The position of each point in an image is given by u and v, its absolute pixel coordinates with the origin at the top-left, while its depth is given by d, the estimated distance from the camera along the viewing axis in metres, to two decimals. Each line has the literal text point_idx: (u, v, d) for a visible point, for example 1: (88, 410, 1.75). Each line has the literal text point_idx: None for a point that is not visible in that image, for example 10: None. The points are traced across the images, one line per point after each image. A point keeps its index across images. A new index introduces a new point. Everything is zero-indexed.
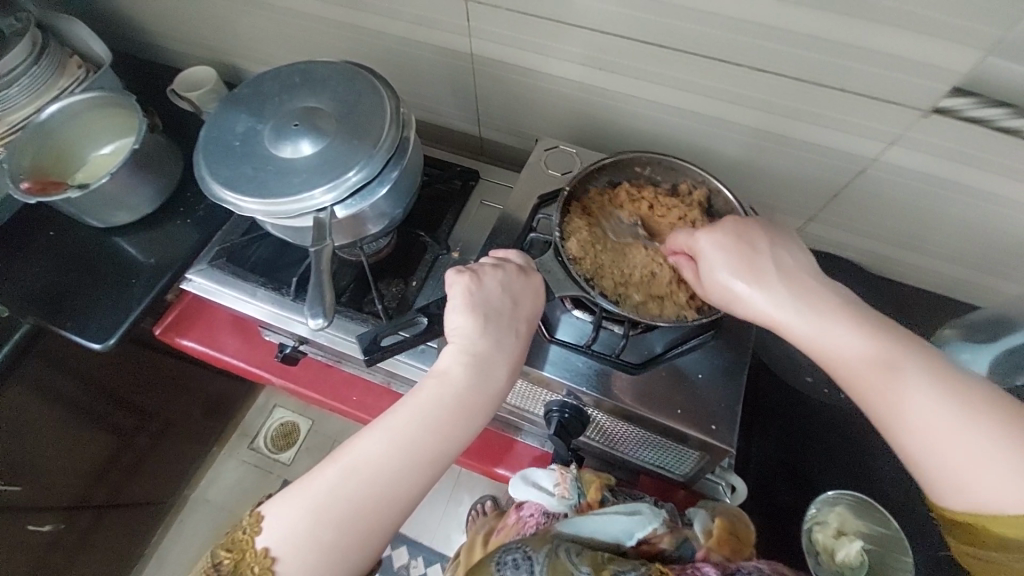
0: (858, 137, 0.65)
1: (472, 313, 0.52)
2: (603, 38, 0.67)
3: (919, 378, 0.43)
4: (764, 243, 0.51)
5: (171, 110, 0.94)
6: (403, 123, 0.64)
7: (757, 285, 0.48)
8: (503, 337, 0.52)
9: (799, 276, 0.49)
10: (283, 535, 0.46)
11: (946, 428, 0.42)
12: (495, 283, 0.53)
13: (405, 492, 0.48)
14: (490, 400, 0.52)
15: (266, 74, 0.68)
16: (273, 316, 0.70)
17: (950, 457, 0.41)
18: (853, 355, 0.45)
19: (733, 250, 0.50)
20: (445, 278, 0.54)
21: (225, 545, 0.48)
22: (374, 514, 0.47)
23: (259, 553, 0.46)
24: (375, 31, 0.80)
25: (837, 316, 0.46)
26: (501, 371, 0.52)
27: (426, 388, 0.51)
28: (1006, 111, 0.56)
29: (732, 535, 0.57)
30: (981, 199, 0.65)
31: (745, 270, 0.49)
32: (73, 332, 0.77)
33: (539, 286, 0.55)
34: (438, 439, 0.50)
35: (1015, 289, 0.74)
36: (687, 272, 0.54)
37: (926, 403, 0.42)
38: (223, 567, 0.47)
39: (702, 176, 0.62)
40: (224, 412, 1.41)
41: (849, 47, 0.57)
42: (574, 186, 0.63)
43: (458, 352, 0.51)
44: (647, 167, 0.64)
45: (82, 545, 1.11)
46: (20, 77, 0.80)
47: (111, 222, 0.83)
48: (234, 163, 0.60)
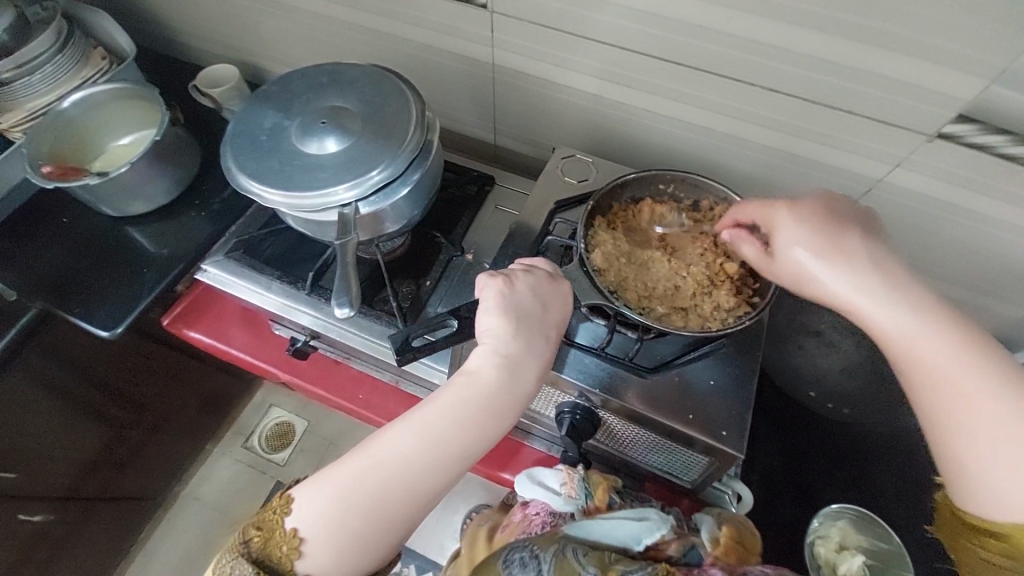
0: (865, 158, 0.67)
1: (505, 315, 0.52)
2: (622, 53, 0.69)
3: (976, 381, 0.42)
4: (850, 226, 0.50)
5: (191, 105, 0.96)
6: (426, 127, 0.65)
7: (828, 266, 0.48)
8: (534, 341, 0.53)
9: (885, 261, 0.47)
10: (310, 519, 0.48)
11: (1004, 437, 0.41)
12: (526, 287, 0.54)
13: (430, 487, 0.49)
14: (518, 403, 0.52)
15: (294, 73, 0.70)
16: (285, 309, 0.71)
17: (997, 465, 0.41)
18: (924, 349, 0.44)
19: (812, 231, 0.50)
20: (477, 282, 0.55)
21: (253, 524, 0.49)
22: (401, 505, 0.48)
23: (287, 534, 0.48)
24: (398, 37, 0.82)
25: (915, 306, 0.45)
26: (531, 375, 0.52)
27: (456, 387, 0.51)
28: (1008, 138, 0.58)
29: (739, 543, 0.57)
30: (981, 223, 0.68)
31: (820, 250, 0.49)
32: (82, 318, 0.77)
33: (569, 293, 0.56)
34: (465, 438, 0.50)
35: (1011, 312, 0.77)
36: (748, 250, 0.54)
37: (989, 409, 0.41)
38: (252, 544, 0.49)
39: (726, 194, 0.63)
40: (221, 410, 1.40)
41: (860, 72, 0.59)
42: (598, 201, 0.64)
43: (489, 353, 0.52)
44: (670, 184, 0.66)
45: (70, 538, 1.09)
46: (44, 65, 0.82)
47: (126, 211, 0.83)
48: (260, 156, 0.62)
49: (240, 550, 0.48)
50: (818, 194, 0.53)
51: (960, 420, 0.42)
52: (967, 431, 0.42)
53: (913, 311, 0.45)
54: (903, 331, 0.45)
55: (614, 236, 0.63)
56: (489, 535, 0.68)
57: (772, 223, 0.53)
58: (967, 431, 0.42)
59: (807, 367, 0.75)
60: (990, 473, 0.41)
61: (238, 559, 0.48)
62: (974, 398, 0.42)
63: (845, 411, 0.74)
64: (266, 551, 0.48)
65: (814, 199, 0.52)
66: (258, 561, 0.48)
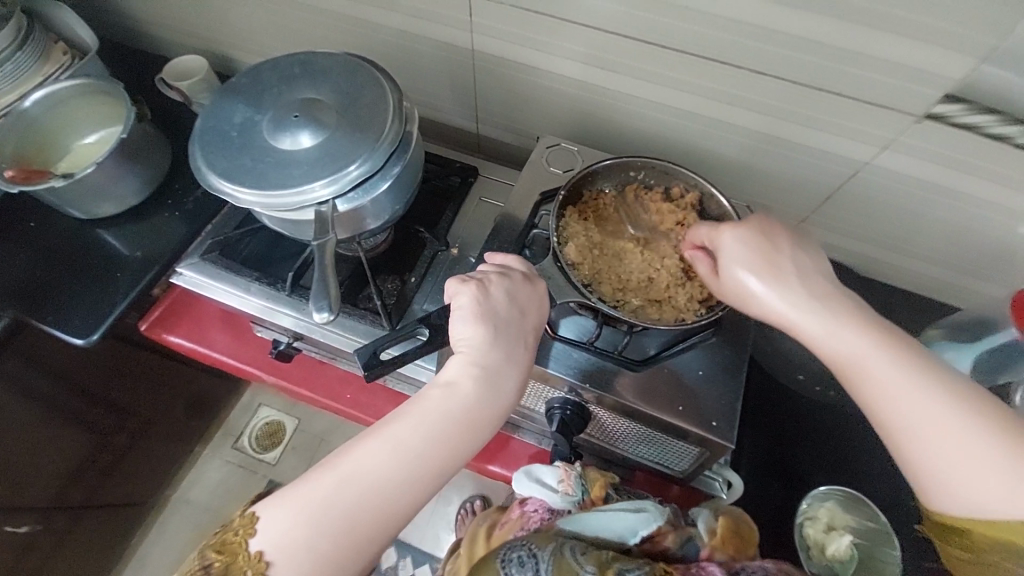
0: (854, 141, 0.66)
1: (481, 323, 0.51)
2: (605, 37, 0.67)
3: (910, 377, 0.43)
4: (785, 243, 0.50)
5: (159, 100, 0.92)
6: (405, 118, 0.63)
7: (768, 285, 0.48)
8: (514, 349, 0.52)
9: (813, 276, 0.49)
10: (278, 541, 0.45)
11: (945, 425, 0.42)
12: (503, 292, 0.52)
13: (407, 503, 0.48)
14: (497, 413, 0.51)
15: (264, 64, 0.66)
16: (266, 311, 0.69)
17: (948, 459, 0.41)
18: (860, 354, 0.45)
19: (752, 248, 0.50)
20: (448, 288, 0.53)
21: (214, 547, 0.46)
22: (375, 522, 0.46)
23: (252, 557, 0.45)
24: (373, 23, 0.78)
25: (847, 317, 0.46)
26: (510, 383, 0.51)
27: (432, 398, 0.50)
28: (995, 118, 0.58)
29: (735, 533, 0.58)
30: (968, 203, 0.67)
31: (761, 269, 0.49)
32: (54, 326, 0.74)
33: (545, 293, 0.55)
34: (443, 452, 0.49)
35: (995, 292, 0.77)
36: (702, 268, 0.54)
37: (925, 402, 0.42)
38: (213, 569, 0.46)
39: (693, 180, 0.62)
40: (209, 411, 1.38)
41: (848, 52, 0.58)
42: (568, 191, 0.63)
43: (467, 363, 0.50)
44: (641, 170, 0.64)
45: (60, 547, 1.07)
46: (4, 62, 0.75)
47: (94, 213, 0.80)
48: (230, 154, 0.59)
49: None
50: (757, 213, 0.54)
51: (906, 419, 0.43)
52: (916, 429, 0.42)
53: (842, 316, 0.46)
54: (836, 339, 0.46)
55: (587, 228, 0.62)
56: (488, 531, 0.69)
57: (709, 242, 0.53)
58: (914, 431, 0.42)
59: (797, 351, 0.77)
60: (941, 463, 0.41)
61: None
62: (914, 395, 0.43)
63: (832, 393, 0.75)
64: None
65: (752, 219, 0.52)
66: None
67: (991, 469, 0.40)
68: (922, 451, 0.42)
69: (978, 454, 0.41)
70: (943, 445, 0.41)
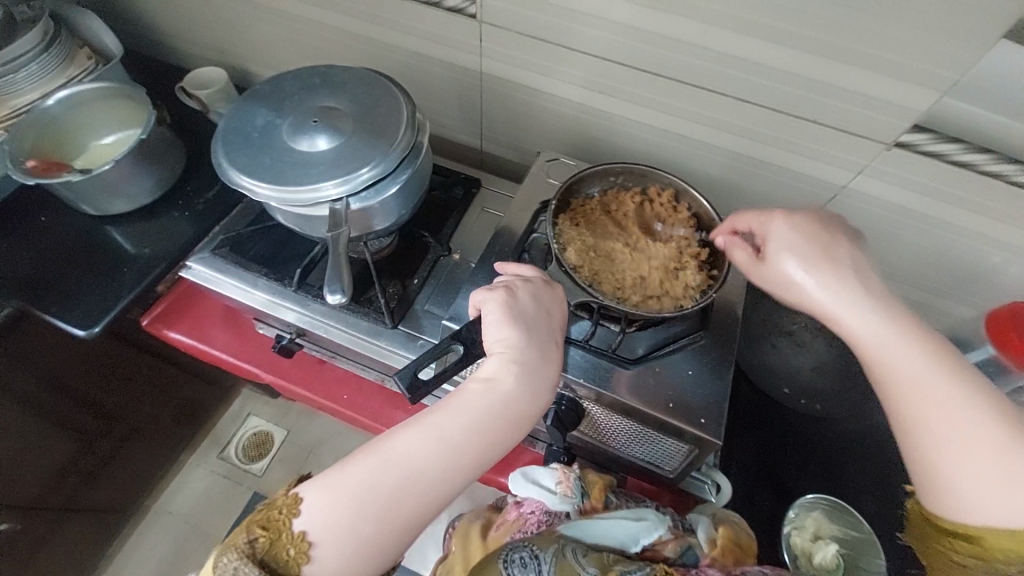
0: (831, 167, 0.72)
1: (515, 325, 0.52)
2: (604, 63, 0.73)
3: (948, 386, 0.44)
4: (840, 243, 0.52)
5: (177, 108, 0.96)
6: (417, 127, 0.67)
7: (818, 276, 0.50)
8: (546, 346, 0.53)
9: (868, 277, 0.50)
10: (322, 524, 0.46)
11: (976, 438, 0.42)
12: (528, 295, 0.54)
13: (446, 492, 0.49)
14: (533, 409, 0.52)
15: (287, 74, 0.71)
16: (270, 305, 0.71)
17: (977, 468, 0.42)
18: (907, 359, 0.46)
19: (804, 244, 0.52)
20: (477, 297, 0.55)
21: (259, 522, 0.47)
22: (414, 511, 0.47)
23: (296, 536, 0.46)
24: (388, 44, 0.84)
25: (896, 319, 0.47)
26: (546, 380, 0.52)
27: (470, 393, 0.50)
28: (960, 146, 0.63)
29: (735, 543, 0.60)
30: (938, 227, 0.73)
31: (811, 263, 0.51)
32: (58, 317, 0.76)
33: (563, 298, 0.57)
34: (481, 446, 0.49)
35: (966, 314, 0.82)
36: (739, 255, 0.56)
37: (959, 413, 0.43)
38: (257, 545, 0.46)
39: (670, 180, 0.68)
40: (196, 419, 1.36)
41: (824, 85, 0.64)
42: (557, 199, 0.66)
43: (503, 362, 0.51)
44: (620, 176, 0.69)
45: (36, 553, 1.04)
46: (29, 63, 0.81)
47: (106, 209, 0.82)
48: (251, 152, 0.62)
49: (242, 550, 0.45)
50: (816, 213, 0.55)
51: (941, 427, 0.43)
52: (955, 439, 0.43)
53: (894, 321, 0.47)
54: (887, 342, 0.46)
55: (580, 233, 0.65)
56: (483, 531, 0.70)
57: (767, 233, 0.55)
58: (952, 439, 0.43)
59: (782, 366, 0.73)
60: (962, 473, 0.42)
61: (240, 561, 0.45)
62: (955, 406, 0.43)
63: (817, 406, 0.74)
64: (272, 554, 0.46)
65: (811, 217, 0.54)
66: (263, 564, 0.45)
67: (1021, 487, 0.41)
68: (952, 458, 0.43)
69: (1008, 470, 0.41)
70: (974, 454, 0.42)
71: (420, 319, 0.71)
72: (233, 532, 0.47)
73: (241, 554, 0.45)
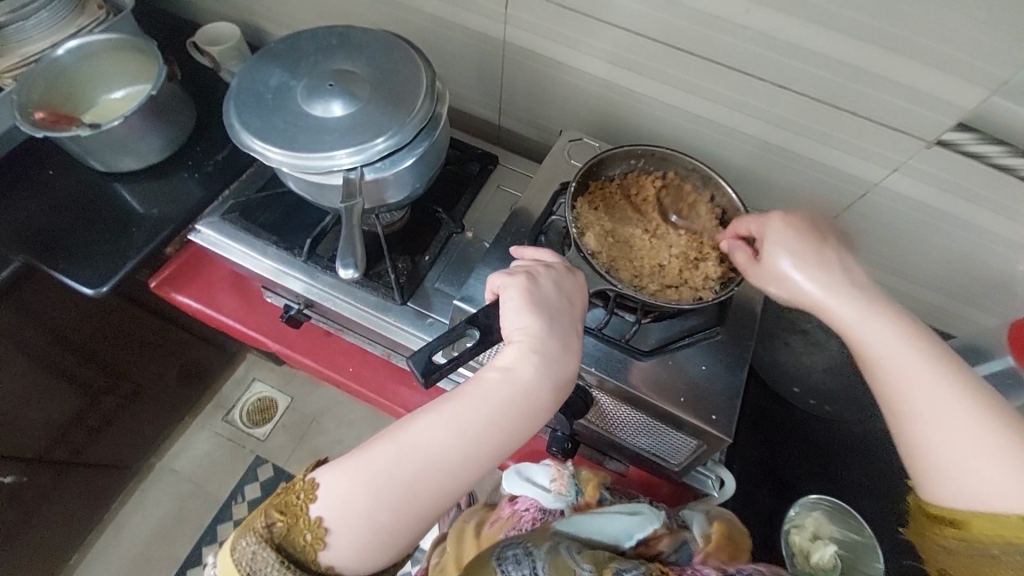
0: (865, 161, 0.68)
1: (536, 313, 0.50)
2: (635, 39, 0.69)
3: (928, 367, 0.43)
4: (826, 236, 0.51)
5: (189, 64, 0.93)
6: (436, 97, 0.64)
7: (802, 265, 0.49)
8: (567, 336, 0.52)
9: (853, 268, 0.49)
10: (337, 510, 0.46)
11: (957, 416, 0.41)
12: (550, 282, 0.53)
13: (461, 482, 0.48)
14: (554, 400, 0.51)
15: (303, 33, 0.68)
16: (277, 274, 0.70)
17: (962, 449, 0.40)
18: (890, 345, 0.45)
19: (793, 234, 0.51)
20: (496, 282, 0.53)
21: (278, 507, 0.47)
22: (428, 501, 0.47)
23: (313, 522, 0.46)
24: (408, 7, 0.80)
25: (878, 306, 0.46)
26: (566, 372, 0.51)
27: (488, 383, 0.49)
28: (1004, 149, 0.60)
29: (729, 540, 0.60)
30: (971, 232, 0.70)
31: (798, 251, 0.50)
32: (65, 274, 0.75)
33: (584, 285, 0.55)
34: (499, 436, 0.48)
35: (991, 323, 0.79)
36: (740, 257, 0.55)
37: (939, 392, 0.42)
38: (275, 529, 0.46)
39: (694, 166, 0.64)
40: (202, 380, 1.38)
41: (868, 74, 0.60)
42: (577, 181, 0.64)
43: (524, 351, 0.50)
44: (642, 158, 0.66)
45: (43, 502, 1.06)
46: (39, 10, 0.79)
47: (114, 166, 0.81)
48: (263, 114, 0.60)
49: (261, 533, 0.46)
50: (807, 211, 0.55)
51: (922, 408, 0.42)
52: (934, 417, 0.41)
53: (878, 308, 0.46)
54: (872, 330, 0.46)
55: (599, 217, 0.63)
56: (476, 530, 0.69)
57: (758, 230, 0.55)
58: (932, 417, 0.41)
59: (794, 364, 0.75)
60: (943, 451, 0.40)
61: (259, 544, 0.45)
62: (936, 388, 0.42)
63: (827, 408, 0.76)
64: (289, 538, 0.46)
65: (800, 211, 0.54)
66: (281, 548, 0.45)
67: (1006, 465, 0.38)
68: (933, 436, 0.41)
69: (992, 449, 0.39)
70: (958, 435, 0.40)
71: (430, 297, 0.70)
72: (252, 514, 0.48)
73: (258, 539, 0.45)
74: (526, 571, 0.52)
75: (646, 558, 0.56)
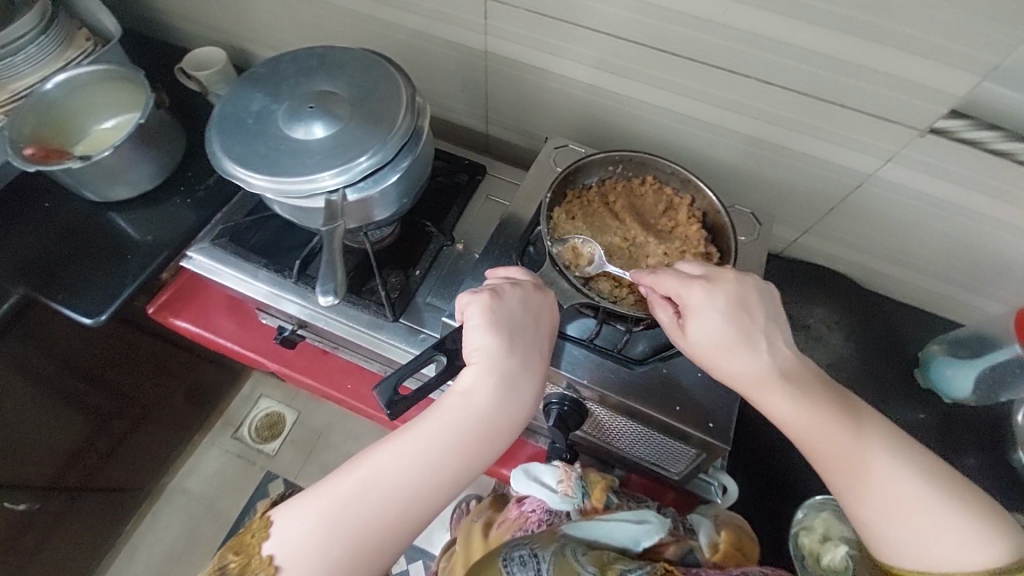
0: (856, 152, 0.67)
1: (497, 331, 0.50)
2: (616, 42, 0.68)
3: (854, 436, 0.48)
4: (754, 313, 0.51)
5: (177, 90, 0.94)
6: (417, 112, 0.64)
7: (733, 348, 0.50)
8: (529, 356, 0.51)
9: (778, 345, 0.51)
10: (291, 548, 0.45)
11: (889, 480, 0.46)
12: (515, 300, 0.52)
13: (421, 513, 0.47)
14: (515, 420, 0.50)
15: (282, 55, 0.68)
16: (271, 297, 0.71)
17: (911, 528, 0.45)
18: (826, 424, 0.48)
19: (724, 311, 0.50)
20: (460, 301, 0.52)
21: (231, 548, 0.47)
22: (383, 535, 0.46)
23: (264, 561, 0.45)
24: (389, 22, 0.80)
25: (801, 386, 0.50)
26: (526, 394, 0.50)
27: (447, 408, 0.49)
28: (997, 134, 0.59)
29: (738, 549, 0.59)
30: (969, 219, 0.68)
31: (728, 332, 0.50)
32: (64, 305, 0.75)
33: (555, 305, 0.54)
34: (458, 463, 0.48)
35: (1000, 309, 0.78)
36: (663, 316, 0.53)
37: (870, 459, 0.47)
38: (230, 570, 0.47)
39: (673, 169, 0.64)
40: (208, 400, 1.39)
41: (855, 65, 0.59)
42: (553, 192, 0.63)
43: (482, 372, 0.49)
44: (619, 164, 0.65)
45: (56, 529, 1.07)
46: (28, 46, 0.80)
47: (109, 196, 0.81)
48: (246, 140, 0.60)
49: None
50: (732, 272, 0.53)
51: (865, 474, 0.47)
52: (867, 484, 0.47)
53: (803, 388, 0.49)
54: (808, 413, 0.49)
55: (576, 228, 0.63)
56: (484, 531, 0.70)
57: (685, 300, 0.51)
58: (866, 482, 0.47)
59: None
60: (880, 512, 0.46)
61: None
62: (867, 457, 0.47)
63: None
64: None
65: (727, 279, 0.52)
66: None
67: (947, 530, 0.44)
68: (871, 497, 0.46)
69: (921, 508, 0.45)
70: (897, 493, 0.46)
71: (422, 313, 0.69)
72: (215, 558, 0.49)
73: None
74: (531, 573, 0.53)
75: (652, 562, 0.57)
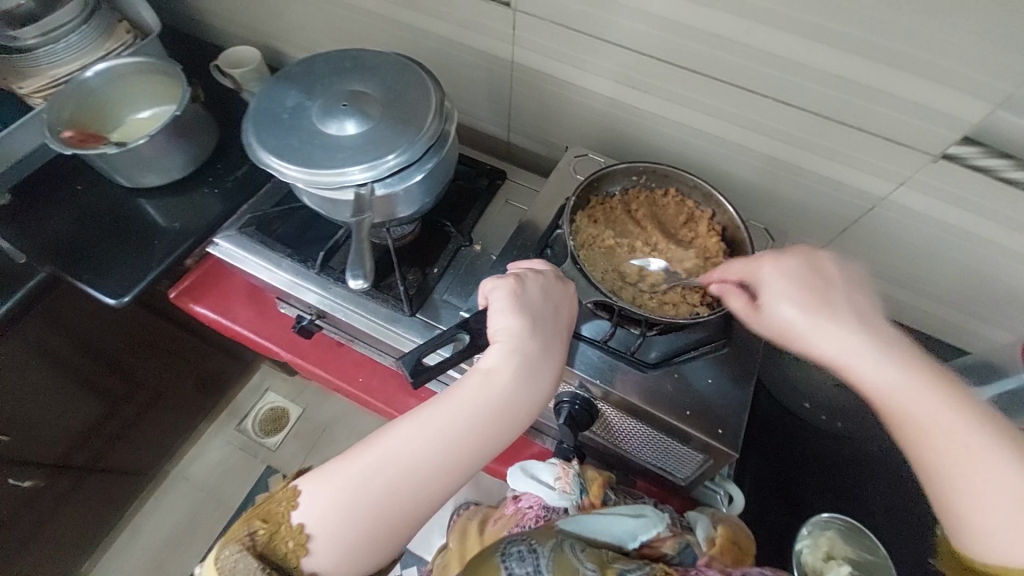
0: (870, 175, 0.69)
1: (519, 315, 0.52)
2: (640, 57, 0.71)
3: (953, 412, 0.42)
4: (832, 288, 0.50)
5: (213, 86, 0.97)
6: (445, 116, 0.67)
7: (810, 319, 0.48)
8: (550, 340, 0.53)
9: (867, 317, 0.48)
10: (319, 517, 0.47)
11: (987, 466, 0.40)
12: (537, 287, 0.54)
13: (443, 487, 0.49)
14: (531, 406, 0.51)
15: (319, 56, 0.71)
16: (293, 286, 0.72)
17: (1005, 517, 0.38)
18: (923, 398, 0.43)
19: (795, 284, 0.51)
20: (484, 286, 0.54)
21: (259, 515, 0.48)
22: (408, 507, 0.48)
23: (293, 529, 0.47)
24: (422, 30, 0.83)
25: (894, 357, 0.45)
26: (546, 376, 0.52)
27: (469, 387, 0.50)
28: (1010, 162, 0.60)
29: (735, 543, 0.60)
30: (980, 246, 0.69)
31: (805, 304, 0.49)
32: (90, 284, 0.78)
33: (574, 295, 0.56)
34: (479, 440, 0.49)
35: (1008, 338, 0.78)
36: (734, 302, 0.54)
37: (970, 439, 0.41)
38: (258, 536, 0.47)
39: (695, 183, 0.66)
40: (216, 390, 1.40)
41: (871, 89, 0.61)
42: (578, 197, 0.65)
43: (505, 353, 0.51)
44: (643, 174, 0.67)
45: (59, 508, 1.08)
46: (70, 34, 0.83)
47: (139, 181, 0.84)
48: (280, 133, 0.63)
49: (244, 541, 0.47)
50: (807, 252, 0.54)
51: (960, 450, 0.41)
52: (963, 463, 0.40)
53: (897, 358, 0.45)
54: (898, 384, 0.44)
55: (598, 232, 0.64)
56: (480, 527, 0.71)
57: (753, 278, 0.54)
58: (961, 460, 0.41)
59: (804, 381, 0.78)
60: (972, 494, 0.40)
61: (242, 552, 0.46)
62: (966, 434, 0.41)
63: (838, 424, 0.76)
64: (272, 544, 0.47)
65: (801, 257, 0.53)
66: (262, 556, 0.46)
67: None
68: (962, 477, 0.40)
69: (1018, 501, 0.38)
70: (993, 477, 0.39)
71: (438, 309, 0.71)
72: (236, 525, 0.49)
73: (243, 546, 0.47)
74: (529, 568, 0.53)
75: (649, 559, 0.57)
